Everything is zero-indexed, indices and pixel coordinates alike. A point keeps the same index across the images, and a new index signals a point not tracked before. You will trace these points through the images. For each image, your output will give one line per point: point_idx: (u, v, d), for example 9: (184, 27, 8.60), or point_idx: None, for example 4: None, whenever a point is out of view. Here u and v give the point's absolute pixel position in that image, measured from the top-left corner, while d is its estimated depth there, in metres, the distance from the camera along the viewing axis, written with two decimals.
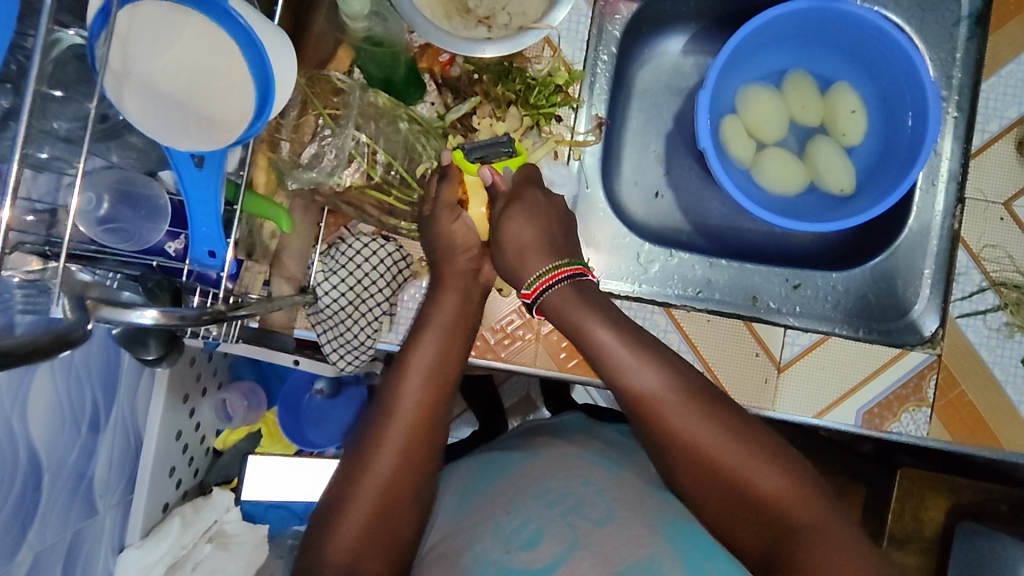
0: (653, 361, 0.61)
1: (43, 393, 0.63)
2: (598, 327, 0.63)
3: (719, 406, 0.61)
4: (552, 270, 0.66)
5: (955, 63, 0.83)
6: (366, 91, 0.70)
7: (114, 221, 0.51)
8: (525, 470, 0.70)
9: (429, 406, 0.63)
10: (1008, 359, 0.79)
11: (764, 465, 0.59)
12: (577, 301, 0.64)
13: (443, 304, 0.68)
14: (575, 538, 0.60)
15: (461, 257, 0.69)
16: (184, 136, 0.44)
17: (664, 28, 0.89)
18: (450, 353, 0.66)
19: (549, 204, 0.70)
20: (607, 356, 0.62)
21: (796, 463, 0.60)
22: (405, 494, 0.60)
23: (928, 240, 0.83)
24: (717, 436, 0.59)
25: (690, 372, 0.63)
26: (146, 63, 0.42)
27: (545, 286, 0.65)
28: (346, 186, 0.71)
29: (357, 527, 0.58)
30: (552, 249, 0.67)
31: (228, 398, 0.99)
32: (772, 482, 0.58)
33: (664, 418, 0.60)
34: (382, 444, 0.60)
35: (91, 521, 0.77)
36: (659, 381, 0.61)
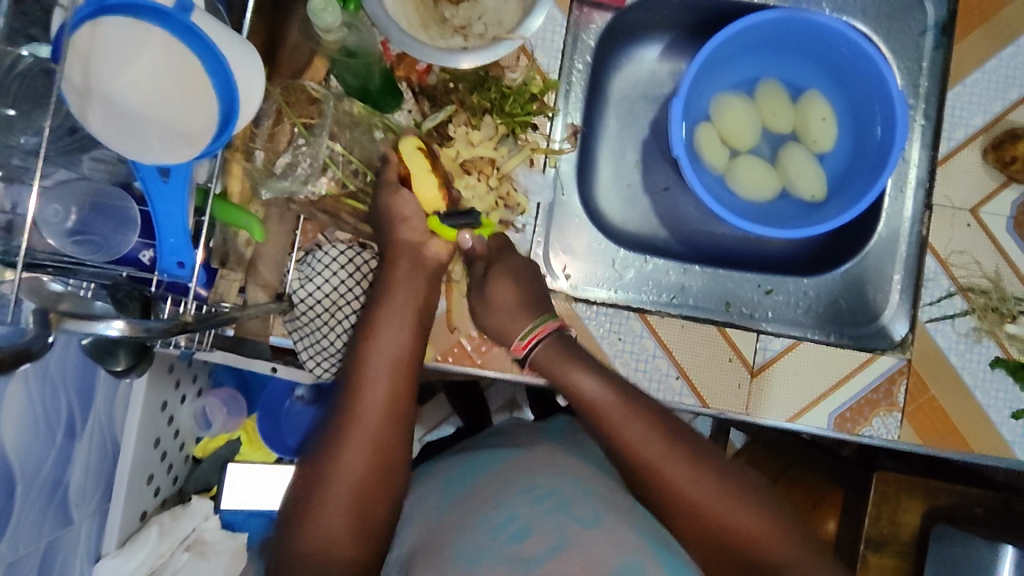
0: (631, 407, 0.66)
1: (16, 401, 0.63)
2: (583, 379, 0.67)
3: (697, 449, 0.65)
4: (538, 326, 0.71)
5: (922, 72, 0.86)
6: (341, 99, 0.71)
7: (84, 235, 0.52)
8: (511, 466, 0.70)
9: (399, 391, 0.63)
10: (976, 363, 0.81)
11: (741, 506, 0.62)
12: (566, 357, 0.69)
13: (394, 283, 0.68)
14: (561, 538, 0.58)
15: (403, 228, 0.69)
16: (151, 151, 0.45)
17: (639, 37, 0.90)
18: (410, 336, 0.66)
19: (528, 266, 0.75)
20: (591, 400, 0.66)
21: (770, 500, 0.64)
22: (381, 481, 0.60)
23: (897, 245, 0.85)
24: (696, 480, 0.63)
25: (666, 418, 0.66)
26: (108, 82, 0.43)
27: (534, 341, 0.70)
28: (321, 194, 0.72)
29: (334, 517, 0.58)
30: (533, 310, 0.72)
31: (207, 404, 1.00)
32: (750, 524, 0.61)
33: (644, 460, 0.63)
34: (351, 433, 0.60)
35: (67, 530, 0.77)
36: (637, 424, 0.64)
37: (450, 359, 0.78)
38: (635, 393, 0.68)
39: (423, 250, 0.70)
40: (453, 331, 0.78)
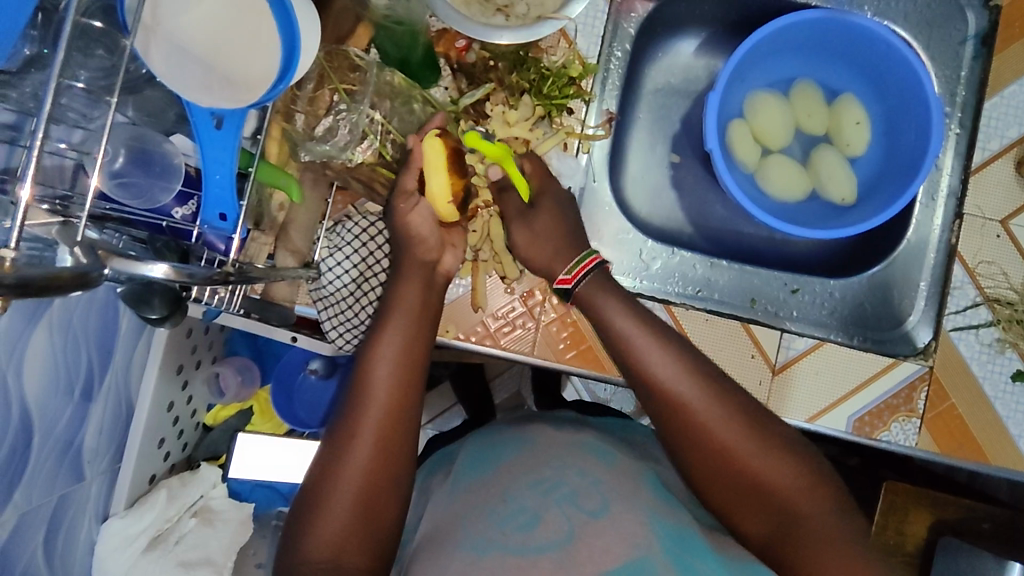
0: (672, 351, 0.63)
1: (40, 350, 0.63)
2: (619, 317, 0.66)
3: (733, 396, 0.63)
4: (586, 257, 0.70)
5: (960, 80, 0.85)
6: (382, 69, 0.70)
7: (125, 177, 0.51)
8: (521, 458, 0.70)
9: (405, 393, 0.61)
10: (998, 374, 0.81)
11: (773, 458, 0.60)
12: (603, 292, 0.68)
13: (407, 291, 0.66)
14: (571, 530, 0.59)
15: (423, 240, 0.67)
16: (205, 93, 0.44)
17: (678, 30, 0.90)
18: (419, 340, 0.64)
19: (569, 205, 0.76)
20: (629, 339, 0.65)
21: (803, 452, 0.62)
22: (387, 484, 0.59)
23: (926, 252, 0.84)
24: (732, 428, 0.61)
25: (706, 366, 0.64)
26: (175, 20, 0.43)
27: (582, 273, 0.69)
28: (358, 163, 0.71)
29: (341, 522, 0.56)
30: (571, 245, 0.72)
31: (221, 372, 0.99)
32: (783, 478, 0.60)
33: (675, 401, 0.61)
34: (357, 430, 0.59)
35: (79, 486, 0.77)
36: (677, 369, 0.62)
37: (472, 338, 0.78)
38: (674, 338, 0.66)
39: (436, 266, 0.68)
40: (476, 311, 0.77)
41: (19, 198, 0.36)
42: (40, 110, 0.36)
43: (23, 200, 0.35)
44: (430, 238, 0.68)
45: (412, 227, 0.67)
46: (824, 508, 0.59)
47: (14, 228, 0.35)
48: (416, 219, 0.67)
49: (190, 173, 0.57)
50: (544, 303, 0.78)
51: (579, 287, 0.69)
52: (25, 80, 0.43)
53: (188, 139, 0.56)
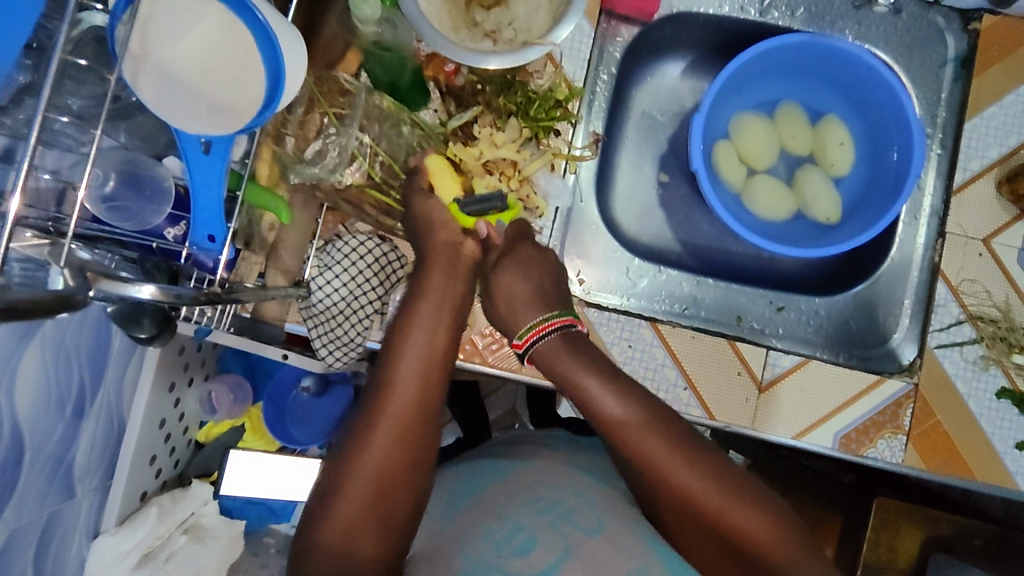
0: (642, 412, 0.62)
1: (32, 370, 0.64)
2: (584, 377, 0.64)
3: (704, 452, 0.62)
4: (542, 321, 0.68)
5: (940, 102, 0.87)
6: (372, 93, 0.72)
7: (117, 201, 0.53)
8: (517, 477, 0.71)
9: (425, 387, 0.61)
10: (983, 392, 0.81)
11: (750, 511, 0.59)
12: (565, 351, 0.66)
13: (432, 277, 0.67)
14: (567, 550, 0.60)
15: (437, 236, 0.70)
16: (195, 121, 0.45)
17: (664, 54, 0.92)
18: (442, 331, 0.64)
19: (540, 257, 0.73)
20: (593, 402, 0.63)
21: (778, 503, 0.61)
22: (405, 475, 0.59)
23: (909, 270, 0.86)
24: (705, 484, 0.60)
25: (680, 424, 0.63)
26: (163, 50, 0.45)
27: (535, 336, 0.68)
28: (347, 184, 0.73)
29: (356, 508, 0.57)
30: (541, 304, 0.70)
31: (214, 389, 1.00)
32: (763, 529, 0.58)
33: (645, 461, 0.61)
34: (378, 421, 0.59)
35: (69, 503, 0.77)
36: (649, 431, 0.61)
37: (462, 355, 0.79)
38: (646, 395, 0.64)
39: (460, 248, 0.69)
40: (464, 329, 0.78)
41: (7, 220, 0.37)
42: (31, 140, 0.37)
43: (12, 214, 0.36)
44: (444, 221, 0.70)
45: (430, 212, 0.71)
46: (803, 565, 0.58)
47: (2, 253, 0.37)
48: (434, 206, 0.71)
49: (181, 193, 0.58)
50: None
51: (533, 349, 0.68)
52: (20, 108, 0.45)
53: (180, 162, 0.57)
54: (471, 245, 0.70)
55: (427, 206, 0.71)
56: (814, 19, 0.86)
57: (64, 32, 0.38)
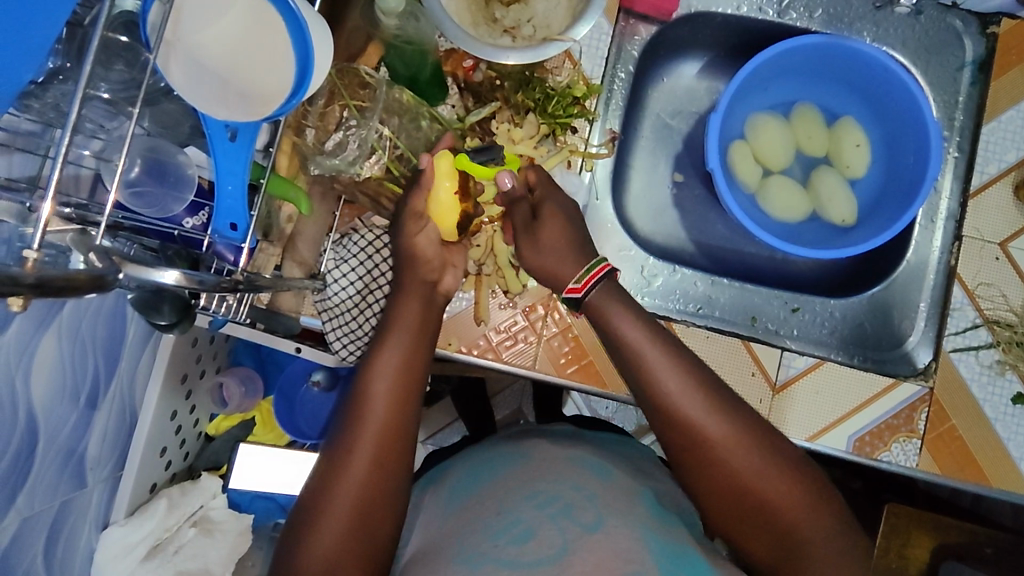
0: (685, 369, 0.63)
1: (48, 358, 0.64)
2: (630, 328, 0.65)
3: (742, 416, 0.62)
4: (596, 265, 0.68)
5: (958, 105, 0.86)
6: (391, 87, 0.71)
7: (140, 187, 0.53)
8: (515, 471, 0.71)
9: (400, 411, 0.62)
10: (998, 397, 0.81)
11: (777, 475, 0.60)
12: (615, 300, 0.67)
13: (406, 306, 0.67)
14: (565, 544, 0.59)
15: (423, 269, 0.69)
16: (223, 107, 0.45)
17: (681, 53, 0.92)
18: (418, 355, 0.65)
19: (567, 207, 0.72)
20: (639, 351, 0.64)
21: (815, 476, 0.62)
22: (384, 497, 0.59)
23: (925, 274, 0.85)
24: (739, 446, 0.60)
25: (721, 388, 0.63)
26: (193, 34, 0.44)
27: (593, 280, 0.67)
28: (365, 177, 0.72)
29: (337, 533, 0.57)
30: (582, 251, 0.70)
31: (225, 382, 1.00)
32: (785, 494, 0.59)
33: (681, 418, 0.61)
34: (357, 444, 0.59)
35: (80, 493, 0.77)
36: (691, 392, 0.62)
37: (475, 351, 0.78)
38: (688, 357, 0.65)
39: (438, 285, 0.70)
40: (478, 324, 0.78)
41: (42, 207, 0.37)
42: (68, 123, 0.37)
43: (43, 217, 0.36)
44: (428, 258, 0.69)
45: (419, 249, 0.68)
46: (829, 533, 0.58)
47: (39, 233, 0.36)
48: (424, 240, 0.68)
49: (204, 185, 0.58)
50: (546, 318, 0.79)
51: (590, 295, 0.67)
52: (49, 93, 0.44)
53: (203, 153, 0.58)
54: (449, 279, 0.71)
55: (415, 240, 0.68)
56: (831, 21, 0.86)
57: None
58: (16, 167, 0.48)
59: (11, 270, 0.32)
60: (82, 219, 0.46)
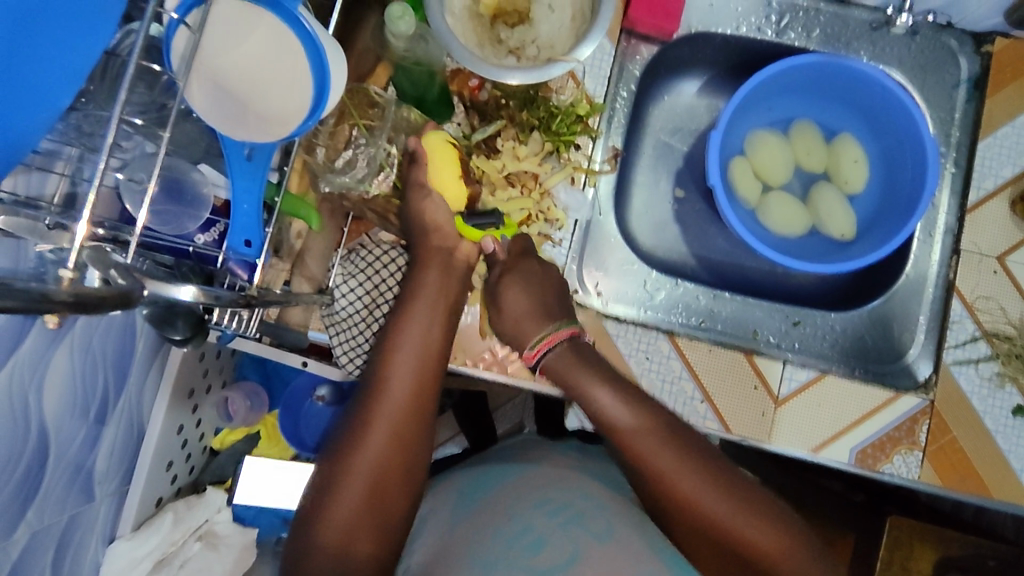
0: (651, 422, 0.66)
1: (60, 374, 0.65)
2: (594, 388, 0.68)
3: (710, 464, 0.64)
4: (548, 334, 0.73)
5: (954, 122, 0.88)
6: (400, 106, 0.74)
7: (158, 206, 0.55)
8: (525, 480, 0.72)
9: (419, 388, 0.64)
10: (999, 409, 0.82)
11: (757, 522, 0.62)
12: (576, 362, 0.71)
13: (426, 281, 0.70)
14: (575, 552, 0.61)
15: (434, 236, 0.71)
16: (241, 127, 0.47)
17: (681, 72, 0.93)
18: (434, 337, 0.67)
19: (541, 273, 0.76)
20: (603, 414, 0.67)
21: (787, 515, 0.64)
22: (400, 472, 0.61)
23: (924, 287, 0.86)
24: (709, 493, 0.62)
25: (689, 437, 0.66)
26: (215, 56, 0.46)
27: (545, 348, 0.72)
28: (373, 194, 0.74)
29: (355, 500, 0.59)
30: (544, 319, 0.73)
31: (230, 397, 1.01)
32: (759, 538, 0.61)
33: (650, 472, 0.64)
34: (374, 421, 0.61)
35: (88, 506, 0.78)
36: (664, 446, 0.64)
37: (480, 365, 0.79)
38: (657, 410, 0.67)
39: (455, 252, 0.72)
40: (484, 338, 0.79)
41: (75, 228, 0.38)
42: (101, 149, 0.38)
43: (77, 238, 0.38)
44: (438, 225, 0.71)
45: (426, 215, 0.70)
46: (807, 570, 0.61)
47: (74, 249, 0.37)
48: (431, 207, 0.70)
49: (217, 204, 0.59)
50: None
51: (543, 362, 0.73)
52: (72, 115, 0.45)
53: (216, 170, 0.58)
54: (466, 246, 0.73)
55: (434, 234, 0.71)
56: (829, 40, 0.88)
57: (142, 31, 0.39)
58: (33, 186, 0.50)
59: (45, 287, 0.32)
60: (111, 237, 0.50)
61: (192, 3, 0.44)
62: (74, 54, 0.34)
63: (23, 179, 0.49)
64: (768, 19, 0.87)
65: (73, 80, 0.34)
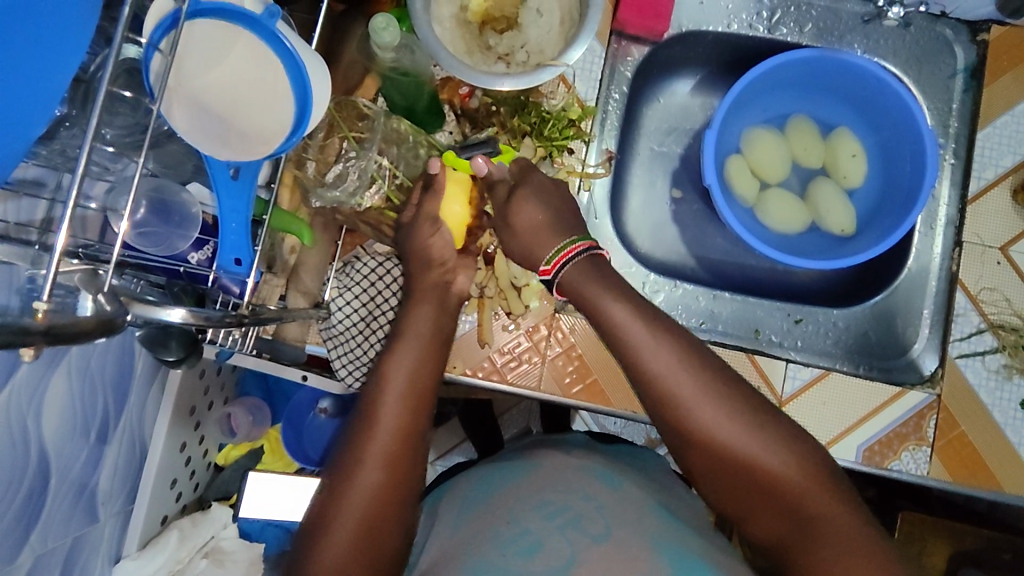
0: (668, 340, 0.62)
1: (58, 397, 0.65)
2: (610, 306, 0.63)
3: (731, 389, 0.61)
4: (567, 245, 0.67)
5: (952, 113, 0.87)
6: (389, 117, 0.73)
7: (146, 227, 0.53)
8: (526, 481, 0.71)
9: (411, 425, 0.62)
10: (1007, 401, 0.80)
11: (779, 452, 0.59)
12: (589, 277, 0.65)
13: (417, 315, 0.67)
14: (572, 555, 0.60)
15: (434, 271, 0.69)
16: (226, 148, 0.47)
17: (675, 72, 0.93)
18: (428, 365, 0.65)
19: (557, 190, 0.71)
20: (619, 331, 0.63)
21: (811, 447, 0.60)
22: (391, 511, 0.60)
23: (927, 280, 0.85)
24: (728, 419, 0.59)
25: (707, 360, 0.62)
26: (195, 77, 0.45)
27: (563, 260, 0.66)
28: (366, 207, 0.74)
29: (345, 546, 0.57)
30: (562, 229, 0.68)
31: (233, 412, 1.02)
32: (782, 465, 0.58)
33: (667, 395, 0.60)
34: (364, 461, 0.60)
35: (92, 528, 0.78)
36: (693, 373, 0.61)
37: (480, 373, 0.79)
38: (683, 338, 0.63)
39: (452, 286, 0.70)
40: (482, 347, 0.79)
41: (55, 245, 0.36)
42: (75, 174, 0.36)
43: (57, 252, 0.36)
44: (442, 259, 0.70)
45: (433, 250, 0.69)
46: (834, 508, 0.57)
47: (48, 277, 0.36)
48: (438, 242, 0.70)
49: (207, 221, 0.60)
50: (549, 338, 0.80)
51: (561, 277, 0.66)
52: (57, 138, 0.44)
53: (205, 188, 0.60)
54: (463, 280, 0.71)
55: (419, 247, 0.70)
56: (822, 34, 0.87)
57: (113, 54, 0.37)
58: (24, 211, 0.50)
59: (23, 320, 0.32)
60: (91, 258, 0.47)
61: (168, 26, 0.42)
62: (42, 86, 0.33)
63: (13, 205, 0.49)
64: (760, 15, 0.86)
65: (41, 112, 0.34)
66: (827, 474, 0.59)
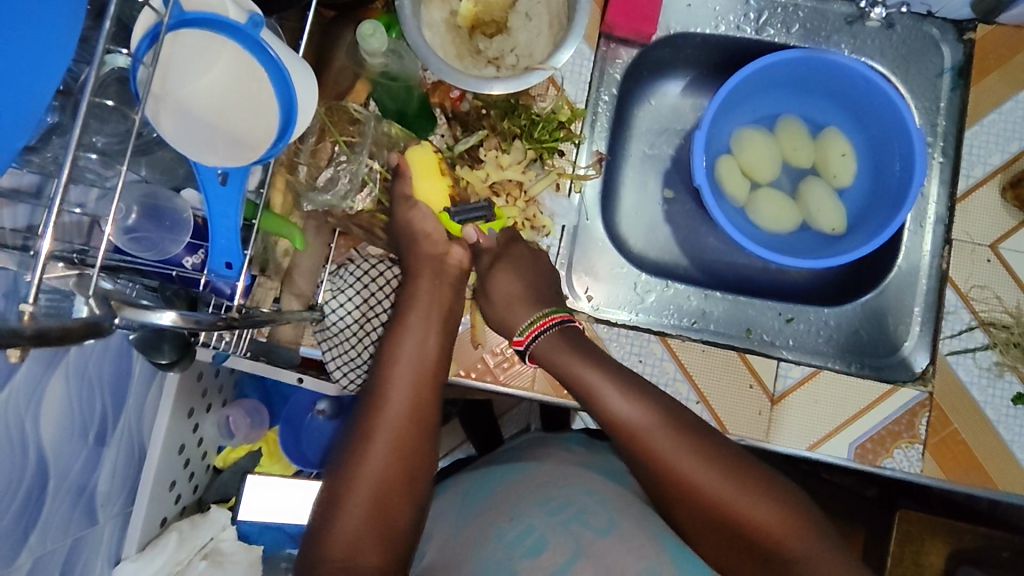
0: (643, 400, 0.67)
1: (56, 400, 0.66)
2: (587, 371, 0.69)
3: (709, 443, 0.65)
4: (541, 317, 0.73)
5: (940, 111, 0.88)
6: (380, 121, 0.75)
7: (138, 232, 0.56)
8: (528, 476, 0.72)
9: (416, 399, 0.64)
10: (999, 399, 0.81)
11: (760, 501, 0.63)
12: (565, 347, 0.71)
13: (418, 290, 0.70)
14: (577, 549, 0.62)
15: (425, 244, 0.71)
16: (213, 154, 0.48)
17: (665, 74, 0.94)
18: (431, 342, 0.67)
19: (532, 258, 0.77)
20: (597, 393, 0.68)
21: (789, 494, 0.64)
22: (402, 482, 0.62)
23: (917, 278, 0.86)
24: (709, 473, 0.63)
25: (682, 417, 0.67)
26: (182, 86, 0.47)
27: (536, 332, 0.72)
28: (358, 210, 0.76)
29: (359, 518, 0.59)
30: (535, 301, 0.74)
31: (231, 414, 1.03)
32: (764, 516, 0.62)
33: (650, 451, 0.65)
34: (374, 435, 0.62)
35: (92, 529, 0.79)
36: (671, 423, 0.66)
37: (473, 374, 0.80)
38: (657, 396, 0.68)
39: (446, 258, 0.71)
40: (476, 347, 0.80)
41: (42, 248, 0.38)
42: (60, 181, 0.38)
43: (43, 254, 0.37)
44: (427, 233, 0.71)
45: (414, 224, 0.71)
46: (814, 548, 0.61)
47: (35, 282, 0.37)
48: (418, 217, 0.71)
49: (199, 223, 0.62)
50: None
51: (533, 347, 0.73)
52: (48, 146, 0.45)
53: (197, 193, 0.60)
54: (457, 252, 0.72)
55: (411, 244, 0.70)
56: (809, 35, 0.88)
57: (93, 72, 0.38)
58: (19, 217, 0.51)
59: (11, 323, 0.33)
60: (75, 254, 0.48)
61: (151, 39, 0.43)
62: (27, 98, 0.34)
63: (8, 212, 0.50)
64: (747, 17, 0.87)
65: (23, 125, 0.35)
66: (807, 516, 0.63)
